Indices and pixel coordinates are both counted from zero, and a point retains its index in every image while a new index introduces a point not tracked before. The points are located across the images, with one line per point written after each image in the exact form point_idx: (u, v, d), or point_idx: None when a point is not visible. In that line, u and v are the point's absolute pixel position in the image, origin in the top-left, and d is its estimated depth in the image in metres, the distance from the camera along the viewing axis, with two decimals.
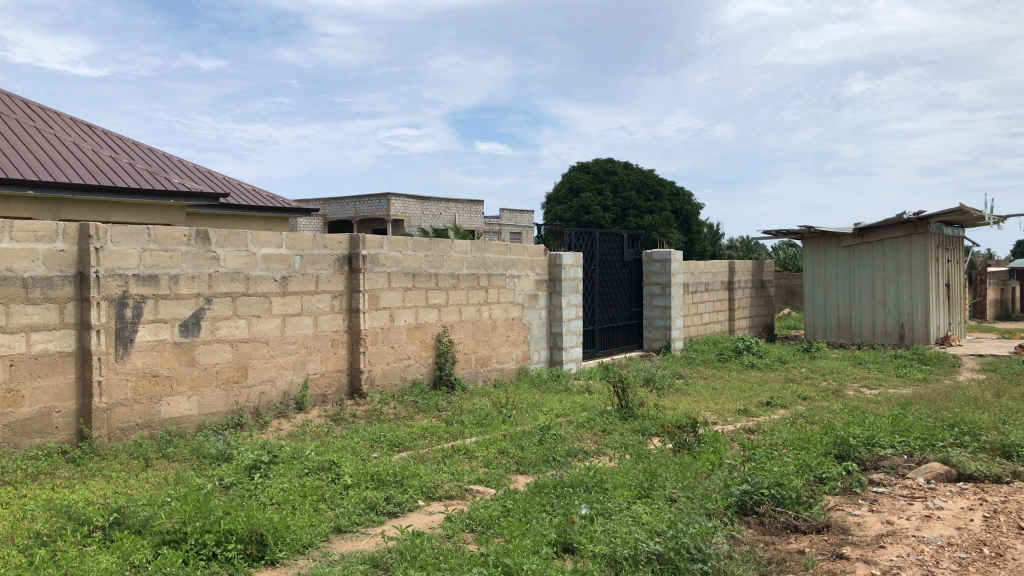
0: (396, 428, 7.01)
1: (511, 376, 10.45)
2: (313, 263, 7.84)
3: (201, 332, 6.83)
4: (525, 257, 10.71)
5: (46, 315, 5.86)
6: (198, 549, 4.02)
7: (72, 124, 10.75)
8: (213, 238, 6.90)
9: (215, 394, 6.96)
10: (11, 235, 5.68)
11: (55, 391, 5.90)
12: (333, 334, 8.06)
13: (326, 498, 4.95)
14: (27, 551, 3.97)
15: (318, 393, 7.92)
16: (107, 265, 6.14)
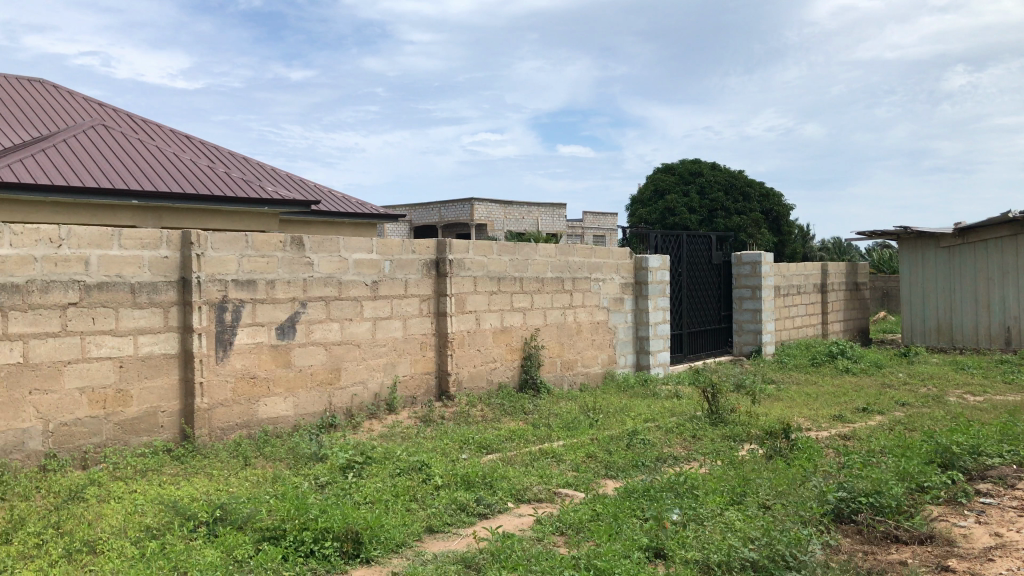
0: (484, 431, 7.07)
1: (598, 380, 10.42)
2: (402, 267, 7.99)
3: (296, 335, 7.03)
4: (610, 260, 10.67)
5: (152, 319, 6.13)
6: (297, 546, 4.15)
7: (173, 135, 11.25)
8: (307, 244, 7.10)
9: (310, 395, 7.16)
10: (120, 243, 5.95)
11: (160, 392, 6.18)
12: (421, 337, 8.19)
13: (418, 498, 5.03)
14: (139, 543, 4.18)
15: (407, 395, 8.06)
16: (208, 271, 6.37)
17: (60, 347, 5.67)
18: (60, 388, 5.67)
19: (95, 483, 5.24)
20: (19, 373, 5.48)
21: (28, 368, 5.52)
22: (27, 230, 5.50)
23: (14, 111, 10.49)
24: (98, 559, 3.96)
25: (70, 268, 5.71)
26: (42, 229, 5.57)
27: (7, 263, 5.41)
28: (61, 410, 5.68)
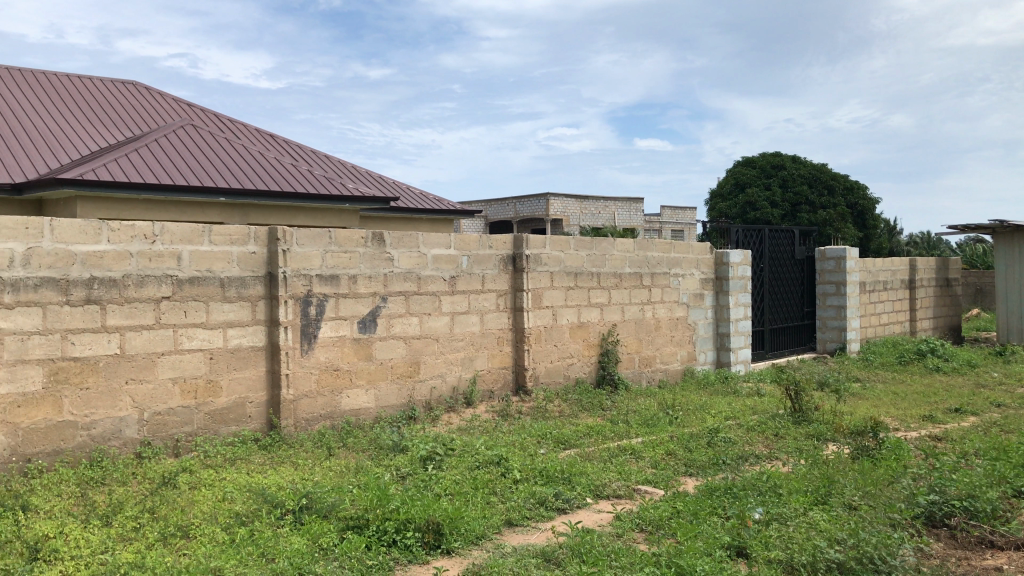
0: (562, 426, 7.09)
1: (677, 376, 10.31)
2: (479, 263, 8.05)
3: (378, 329, 7.17)
4: (690, 255, 10.54)
5: (240, 313, 6.34)
6: (380, 536, 4.25)
7: (258, 134, 11.60)
8: (388, 239, 7.21)
9: (391, 387, 7.29)
10: (210, 239, 6.16)
11: (248, 384, 6.40)
12: (499, 332, 8.25)
13: (497, 492, 5.08)
14: (229, 529, 4.33)
15: (485, 389, 8.13)
16: (293, 266, 6.54)
17: (154, 339, 5.90)
18: (154, 378, 5.91)
19: (187, 470, 5.45)
20: (117, 364, 5.73)
21: (125, 359, 5.77)
22: (123, 227, 5.73)
23: (109, 112, 10.96)
24: (191, 544, 4.12)
25: (163, 263, 5.93)
26: (137, 226, 5.79)
27: (105, 259, 5.65)
28: (155, 400, 5.92)
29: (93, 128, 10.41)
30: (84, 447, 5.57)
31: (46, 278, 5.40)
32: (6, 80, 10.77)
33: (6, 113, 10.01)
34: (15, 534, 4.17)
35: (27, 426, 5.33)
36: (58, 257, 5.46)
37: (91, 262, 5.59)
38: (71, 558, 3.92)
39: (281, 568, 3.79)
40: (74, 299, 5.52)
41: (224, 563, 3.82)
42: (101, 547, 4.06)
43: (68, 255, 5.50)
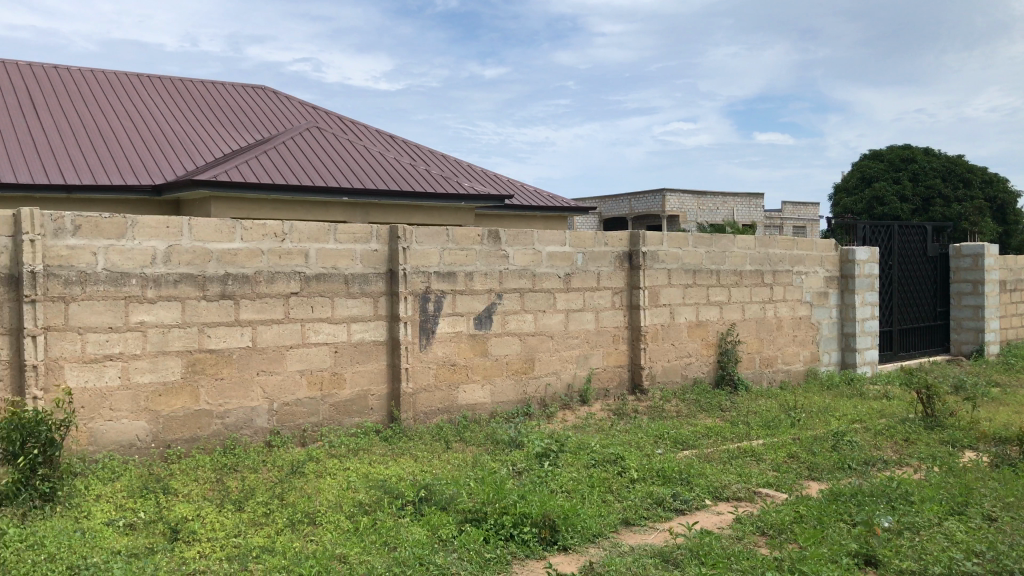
0: (680, 426, 7.00)
1: (799, 378, 10.00)
2: (595, 260, 8.03)
3: (493, 325, 7.25)
4: (813, 252, 10.20)
5: (363, 308, 6.55)
6: (497, 529, 4.30)
7: (378, 135, 11.92)
8: (504, 237, 7.28)
9: (507, 383, 7.37)
10: (336, 237, 6.38)
11: (370, 376, 6.60)
12: (614, 330, 8.20)
13: (614, 490, 5.06)
14: (354, 517, 4.49)
15: (600, 387, 8.11)
16: (413, 263, 6.70)
17: (283, 333, 6.16)
18: (283, 370, 6.17)
19: (313, 459, 5.67)
20: (249, 356, 6.01)
21: (257, 351, 6.05)
22: (256, 226, 6.00)
23: (240, 116, 11.50)
24: (317, 531, 4.28)
25: (292, 260, 6.18)
26: (268, 225, 6.05)
27: (239, 256, 5.94)
28: (283, 390, 6.18)
29: (225, 132, 10.95)
30: (218, 434, 5.88)
31: (185, 274, 5.72)
32: (147, 88, 11.44)
33: (148, 119, 10.65)
34: (157, 515, 4.45)
35: (168, 413, 5.68)
36: (196, 255, 5.77)
37: (226, 260, 5.89)
38: (208, 540, 4.15)
39: (402, 557, 3.89)
40: (211, 294, 5.83)
41: (348, 550, 3.97)
42: (235, 530, 4.28)
43: (205, 252, 5.80)
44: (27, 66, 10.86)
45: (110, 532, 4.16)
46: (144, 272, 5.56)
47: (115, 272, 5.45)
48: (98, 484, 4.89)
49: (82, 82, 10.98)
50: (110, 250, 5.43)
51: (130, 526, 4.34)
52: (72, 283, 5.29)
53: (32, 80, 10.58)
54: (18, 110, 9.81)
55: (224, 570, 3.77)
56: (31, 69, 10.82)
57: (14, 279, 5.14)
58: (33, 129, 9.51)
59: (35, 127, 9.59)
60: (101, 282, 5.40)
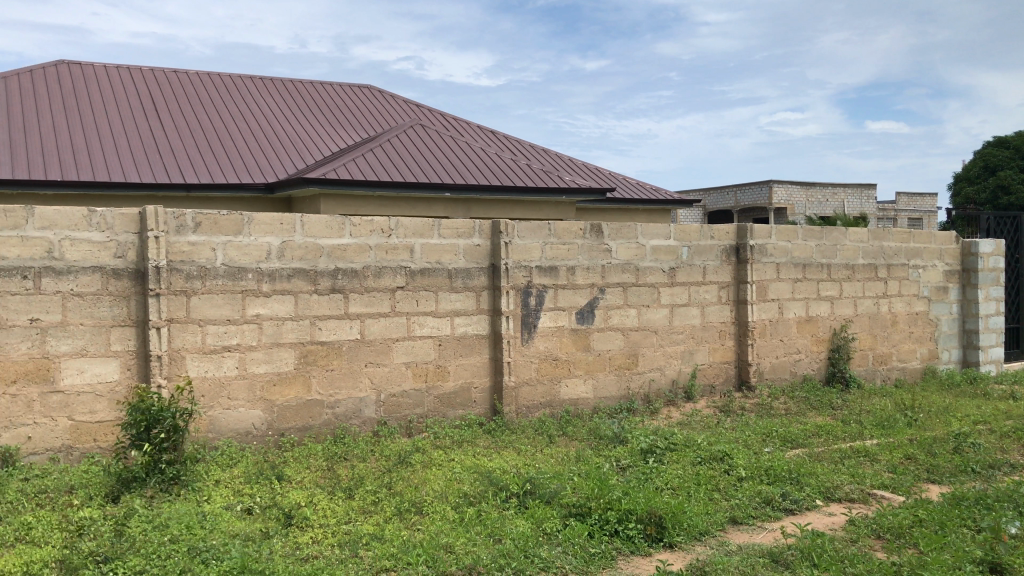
0: (789, 424, 6.81)
1: (916, 376, 9.59)
2: (700, 253, 7.88)
3: (596, 320, 7.22)
4: (931, 245, 9.75)
5: (466, 302, 6.63)
6: (602, 525, 4.29)
7: (479, 131, 12.04)
8: (606, 231, 7.23)
9: (610, 378, 7.34)
10: (440, 232, 6.47)
11: (474, 369, 6.69)
12: (721, 326, 8.05)
13: (720, 488, 4.97)
14: (459, 508, 4.56)
15: (706, 383, 7.98)
16: (515, 257, 6.74)
17: (390, 326, 6.30)
18: (390, 362, 6.32)
19: (420, 450, 5.78)
20: (357, 348, 6.18)
21: (365, 343, 6.21)
22: (363, 222, 6.15)
23: (347, 115, 11.82)
24: (424, 520, 4.37)
25: (398, 255, 6.31)
26: (375, 221, 6.19)
27: (348, 251, 6.11)
28: (390, 382, 6.33)
29: (333, 130, 11.27)
30: (329, 424, 6.07)
31: (297, 269, 5.92)
32: (259, 90, 11.87)
33: (261, 120, 11.06)
34: (272, 501, 4.62)
35: (281, 402, 5.89)
36: (307, 250, 5.96)
37: (336, 255, 6.06)
38: (320, 526, 4.29)
39: (507, 549, 3.93)
40: (321, 288, 6.01)
41: (454, 540, 4.04)
42: (345, 517, 4.41)
43: (316, 247, 5.99)
44: (150, 72, 11.45)
45: (228, 516, 4.35)
46: (259, 267, 5.78)
47: (232, 267, 5.69)
48: (217, 470, 5.12)
49: (200, 86, 11.50)
50: (228, 246, 5.67)
51: (247, 511, 4.53)
52: (193, 277, 5.55)
53: (154, 85, 11.14)
54: (142, 114, 10.34)
55: (336, 556, 3.89)
56: (154, 75, 11.40)
57: (141, 274, 5.43)
58: (154, 132, 9.99)
59: (157, 129, 10.08)
60: (219, 277, 5.64)
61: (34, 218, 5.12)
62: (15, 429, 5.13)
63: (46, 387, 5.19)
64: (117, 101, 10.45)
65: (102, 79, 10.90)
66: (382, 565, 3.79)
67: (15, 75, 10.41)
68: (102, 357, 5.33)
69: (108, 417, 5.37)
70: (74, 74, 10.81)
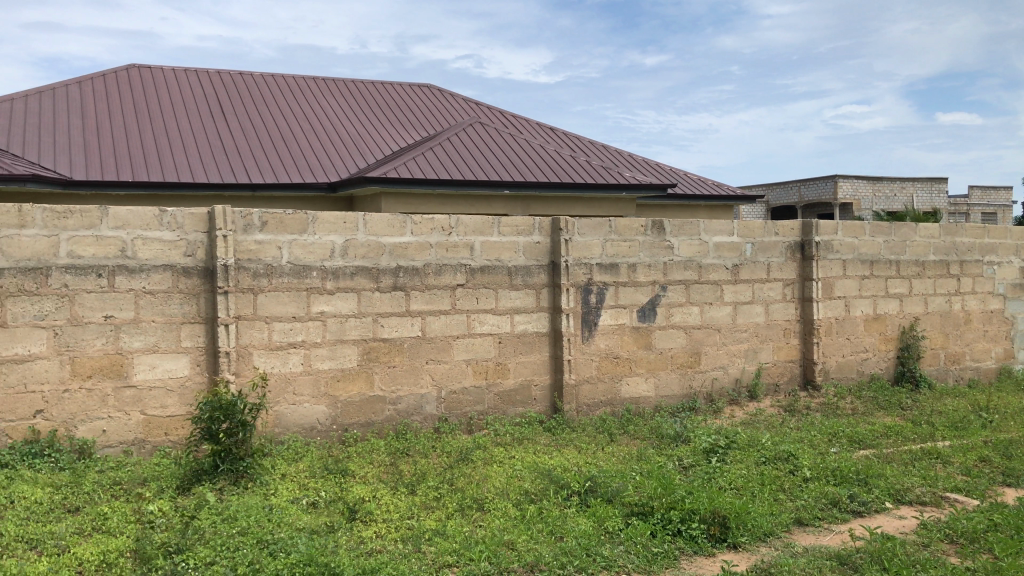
0: (856, 424, 6.66)
1: (990, 376, 9.29)
2: (765, 250, 7.75)
3: (658, 318, 7.16)
4: (1007, 240, 9.44)
5: (526, 300, 6.64)
6: (664, 524, 4.26)
7: (538, 128, 12.04)
8: (668, 228, 7.16)
9: (672, 376, 7.27)
10: (499, 230, 6.49)
11: (534, 367, 6.70)
12: (785, 323, 7.91)
13: (785, 489, 4.89)
14: (521, 505, 4.57)
15: (770, 382, 7.86)
16: (575, 255, 6.72)
17: (451, 323, 6.35)
18: (451, 359, 6.37)
19: (481, 446, 5.81)
20: (418, 345, 6.24)
21: (426, 340, 6.27)
22: (425, 220, 6.20)
23: (407, 114, 11.93)
24: (486, 517, 4.39)
25: (458, 253, 6.35)
26: (436, 219, 6.24)
27: (409, 249, 6.17)
28: (451, 379, 6.38)
29: (393, 129, 11.40)
30: (391, 420, 6.15)
31: (360, 267, 6.00)
32: (322, 90, 12.07)
33: (323, 120, 11.24)
34: (337, 495, 4.70)
35: (345, 398, 5.99)
36: (370, 248, 6.04)
37: (397, 253, 6.13)
38: (383, 521, 4.35)
39: (569, 547, 3.93)
40: (384, 286, 6.08)
41: (516, 537, 4.05)
42: (408, 512, 4.46)
43: (378, 246, 6.06)
44: (217, 75, 11.72)
45: (294, 509, 4.44)
46: (323, 265, 5.88)
47: (297, 266, 5.79)
48: (283, 464, 5.23)
49: (264, 88, 11.73)
50: (293, 244, 5.77)
51: (312, 505, 4.61)
52: (260, 275, 5.67)
53: (220, 87, 11.41)
54: (209, 116, 10.59)
55: (399, 551, 3.94)
56: (220, 77, 11.67)
57: (210, 272, 5.56)
58: (221, 133, 10.23)
59: (223, 131, 10.32)
60: (284, 275, 5.75)
61: (108, 218, 5.28)
62: (91, 423, 5.31)
63: (120, 382, 5.36)
64: (185, 104, 10.73)
65: (170, 82, 11.20)
66: (445, 560, 3.83)
67: (88, 80, 10.76)
68: (173, 353, 5.49)
69: (178, 412, 5.52)
70: (144, 78, 11.12)
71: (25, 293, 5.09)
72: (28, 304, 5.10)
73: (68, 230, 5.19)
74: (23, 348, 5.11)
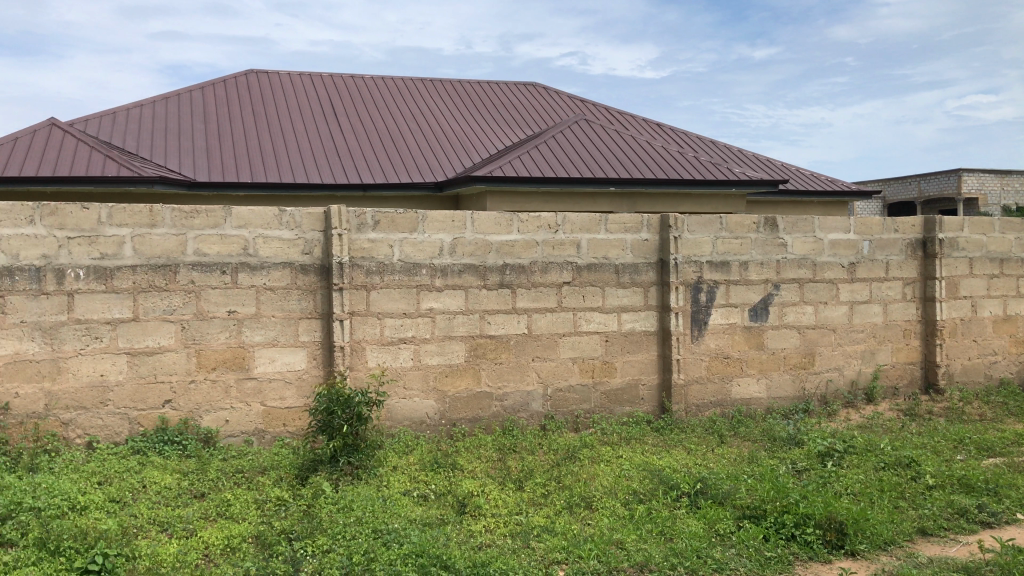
0: (983, 431, 6.33)
1: None
2: (883, 248, 7.46)
3: (770, 317, 6.98)
4: None
5: (634, 298, 6.58)
6: (778, 528, 4.16)
7: (645, 124, 11.92)
8: (781, 225, 6.97)
9: (785, 378, 7.09)
10: (607, 227, 6.46)
11: (642, 366, 6.64)
12: (905, 324, 7.59)
13: (907, 496, 4.69)
14: (630, 504, 4.55)
15: (888, 385, 7.56)
16: (684, 253, 6.62)
17: (557, 321, 6.37)
18: (557, 357, 6.39)
19: (588, 445, 5.80)
20: (525, 342, 6.29)
21: (533, 338, 6.31)
22: (531, 218, 6.23)
23: (513, 112, 12.02)
24: (594, 515, 4.39)
25: (565, 251, 6.35)
26: (543, 217, 6.26)
27: (516, 247, 6.21)
28: (558, 376, 6.40)
29: (499, 128, 11.50)
30: (498, 416, 6.22)
31: (468, 265, 6.08)
32: (430, 91, 12.29)
33: (432, 120, 11.44)
34: (447, 489, 4.79)
35: (453, 393, 6.08)
36: (477, 247, 6.11)
37: (504, 251, 6.18)
38: (492, 515, 4.41)
39: (679, 549, 3.89)
40: (491, 284, 6.15)
41: (625, 537, 4.03)
42: (516, 508, 4.51)
43: (486, 244, 6.13)
44: (329, 78, 12.10)
45: (407, 502, 4.54)
46: (432, 263, 5.98)
47: (408, 263, 5.91)
48: (395, 456, 5.36)
49: (375, 90, 12.03)
50: (404, 243, 5.90)
51: (423, 497, 4.71)
52: (372, 273, 5.82)
53: (332, 90, 11.76)
54: (322, 118, 10.94)
55: (508, 546, 3.98)
56: (332, 80, 12.04)
57: (325, 269, 5.75)
58: (333, 135, 10.56)
59: (336, 132, 10.64)
60: (396, 272, 5.88)
61: (231, 218, 5.52)
62: (215, 412, 5.57)
63: (242, 374, 5.61)
64: (300, 107, 11.11)
65: (286, 86, 11.62)
66: (554, 557, 3.85)
67: (210, 85, 11.28)
68: (291, 347, 5.70)
69: (295, 404, 5.74)
70: (262, 83, 11.59)
71: (155, 288, 5.38)
72: (158, 299, 5.39)
73: (194, 229, 5.45)
74: (153, 340, 5.40)
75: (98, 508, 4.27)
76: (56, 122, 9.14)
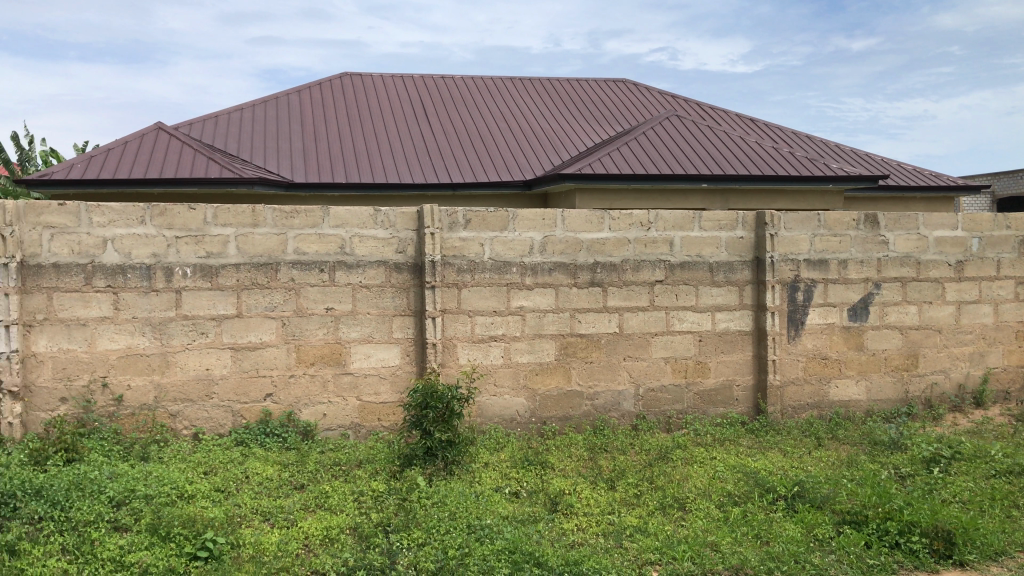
0: None
1: None
2: (994, 245, 7.12)
3: (871, 317, 6.76)
4: None
5: (728, 297, 6.47)
6: (880, 535, 4.03)
7: (738, 120, 11.69)
8: (883, 222, 6.74)
9: (886, 380, 6.85)
10: (700, 225, 6.37)
11: (736, 366, 6.53)
12: (1018, 325, 7.24)
13: (1020, 505, 4.47)
14: (724, 506, 4.48)
15: (999, 389, 7.22)
16: (781, 250, 6.47)
17: (649, 320, 6.31)
18: (649, 356, 6.34)
19: (681, 446, 5.73)
20: (616, 341, 6.26)
21: (624, 337, 6.27)
22: (623, 216, 6.19)
23: (603, 110, 11.97)
24: (688, 516, 4.34)
25: (657, 249, 6.29)
26: (635, 214, 6.22)
27: (607, 245, 6.19)
28: (649, 376, 6.35)
29: (590, 126, 11.47)
30: (589, 415, 6.21)
31: (559, 263, 6.09)
32: (520, 90, 12.35)
33: (522, 119, 11.50)
34: (538, 486, 4.81)
35: (544, 391, 6.11)
36: (568, 245, 6.11)
37: (595, 249, 6.16)
38: (584, 514, 4.40)
39: (776, 553, 3.82)
40: (582, 282, 6.15)
41: (719, 539, 3.97)
42: (609, 507, 4.49)
43: (577, 242, 6.13)
44: (421, 79, 12.29)
45: (499, 497, 4.59)
46: (523, 261, 6.01)
47: (499, 261, 5.96)
48: (487, 453, 5.42)
49: (466, 90, 12.16)
50: (495, 241, 5.95)
51: (515, 494, 4.74)
52: (463, 271, 5.89)
53: (424, 90, 11.95)
54: (414, 119, 11.13)
55: (601, 545, 3.97)
56: (424, 82, 12.23)
57: (418, 268, 5.84)
58: (425, 135, 10.74)
59: (428, 132, 10.81)
60: (487, 271, 5.94)
61: (329, 217, 5.66)
62: (314, 406, 5.74)
63: (339, 369, 5.75)
64: (393, 108, 11.33)
65: (379, 88, 11.86)
66: (647, 557, 3.82)
67: (307, 89, 11.61)
68: (385, 344, 5.82)
69: (390, 399, 5.86)
70: (356, 85, 11.86)
71: (257, 285, 5.57)
72: (260, 296, 5.59)
73: (294, 228, 5.62)
74: (255, 336, 5.60)
75: (205, 497, 4.45)
76: (163, 126, 9.55)
